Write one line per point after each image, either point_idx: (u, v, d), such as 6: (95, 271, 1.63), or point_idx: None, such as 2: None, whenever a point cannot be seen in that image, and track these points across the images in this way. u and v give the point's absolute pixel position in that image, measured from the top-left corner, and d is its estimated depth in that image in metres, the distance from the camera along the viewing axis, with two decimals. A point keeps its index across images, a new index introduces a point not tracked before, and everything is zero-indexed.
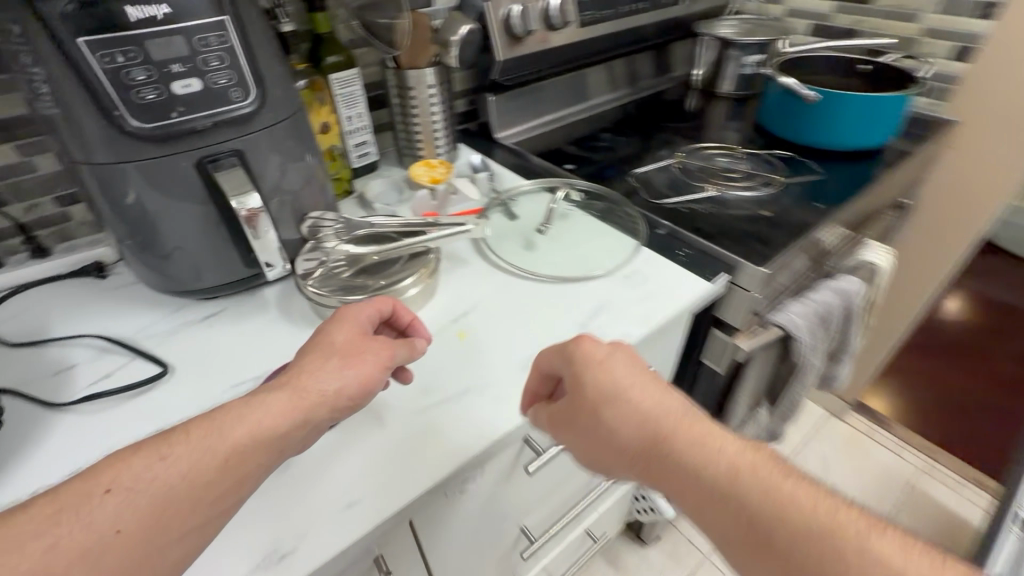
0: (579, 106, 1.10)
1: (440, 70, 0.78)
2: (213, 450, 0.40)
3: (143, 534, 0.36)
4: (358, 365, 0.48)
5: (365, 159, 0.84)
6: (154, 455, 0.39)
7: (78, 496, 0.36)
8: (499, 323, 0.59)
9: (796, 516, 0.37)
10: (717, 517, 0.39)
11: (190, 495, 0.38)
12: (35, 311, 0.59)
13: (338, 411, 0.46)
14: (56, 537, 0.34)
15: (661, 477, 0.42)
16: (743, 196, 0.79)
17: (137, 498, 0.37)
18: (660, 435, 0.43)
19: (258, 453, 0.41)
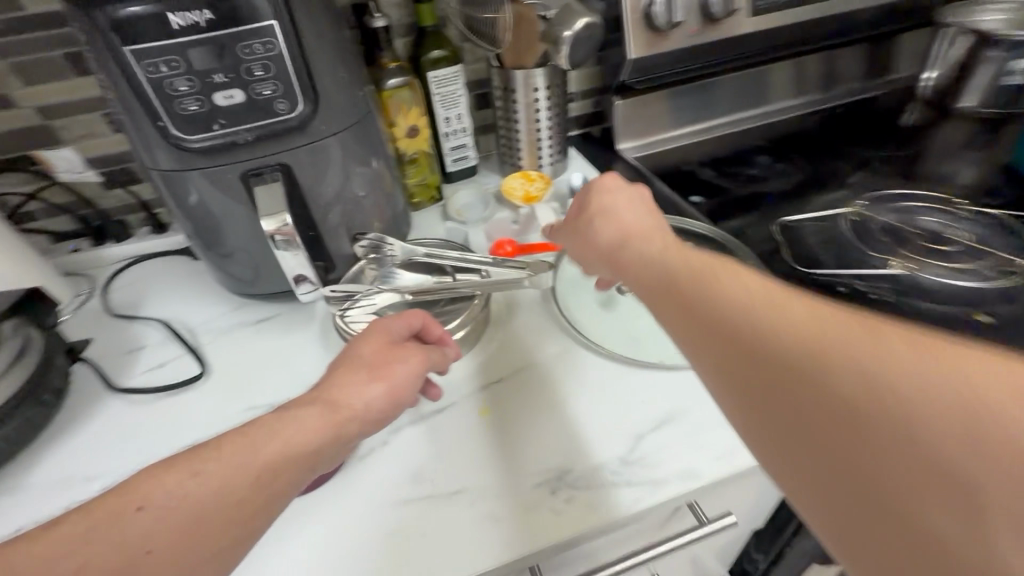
0: (740, 115, 0.87)
1: (550, 71, 0.67)
2: (244, 467, 0.34)
3: (177, 559, 0.31)
4: (389, 378, 0.42)
5: (462, 163, 0.77)
6: (189, 475, 0.33)
7: (109, 514, 0.31)
8: (532, 407, 0.46)
9: (699, 273, 0.32)
10: (665, 315, 0.32)
11: (225, 518, 0.33)
12: (143, 283, 0.66)
13: (367, 429, 0.41)
14: (84, 558, 0.30)
15: (630, 278, 0.37)
16: (952, 282, 0.52)
17: (167, 520, 0.31)
18: (635, 237, 0.39)
19: (291, 471, 0.36)
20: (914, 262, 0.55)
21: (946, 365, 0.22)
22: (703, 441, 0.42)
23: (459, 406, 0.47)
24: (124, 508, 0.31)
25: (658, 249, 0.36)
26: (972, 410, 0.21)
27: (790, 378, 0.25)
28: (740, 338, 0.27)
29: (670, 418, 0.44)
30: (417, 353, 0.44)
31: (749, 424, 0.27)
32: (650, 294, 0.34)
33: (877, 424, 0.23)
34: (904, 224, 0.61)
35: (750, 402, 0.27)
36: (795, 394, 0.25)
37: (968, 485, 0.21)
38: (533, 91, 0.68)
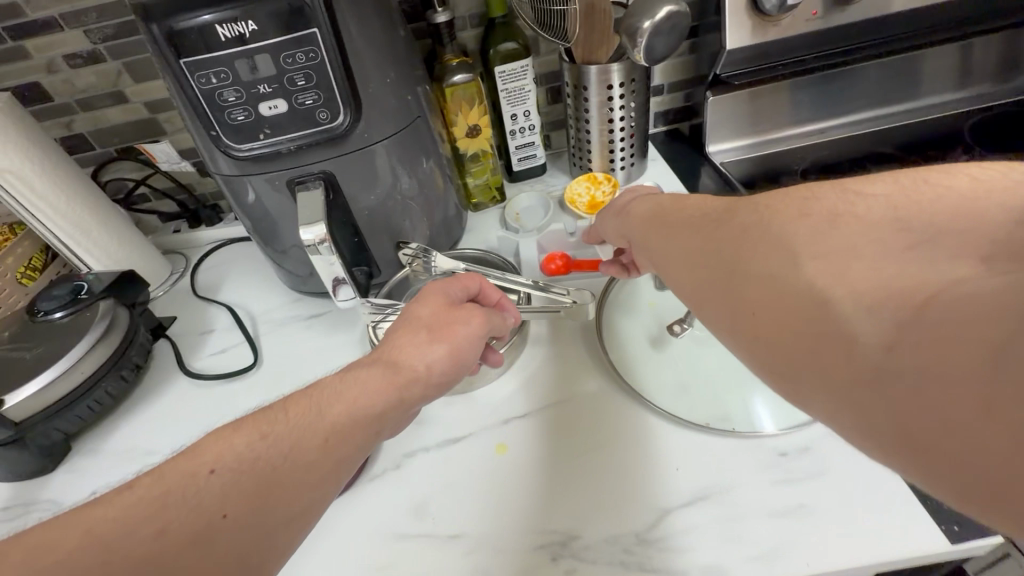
0: (873, 112, 0.71)
1: (627, 67, 0.60)
2: (313, 430, 0.34)
3: (252, 520, 0.31)
4: (448, 343, 0.40)
5: (528, 162, 0.72)
6: (258, 442, 0.33)
7: (182, 479, 0.31)
8: (550, 450, 0.43)
9: (670, 207, 0.38)
10: (643, 233, 0.39)
11: (298, 483, 0.32)
12: (224, 268, 0.71)
13: (430, 393, 0.39)
14: (162, 524, 0.29)
15: (626, 223, 0.43)
16: None
17: (240, 480, 0.31)
18: (638, 197, 0.44)
19: (355, 435, 0.35)
20: None
21: (816, 196, 0.28)
22: (743, 535, 0.36)
23: (476, 437, 0.45)
24: (195, 474, 0.31)
25: (654, 198, 0.42)
26: (827, 208, 0.27)
27: (712, 232, 0.32)
28: (688, 223, 0.35)
29: (707, 494, 0.38)
30: (478, 315, 0.43)
31: (684, 280, 0.32)
32: (637, 224, 0.40)
33: (758, 231, 0.28)
34: None
35: (685, 263, 0.33)
36: (713, 239, 0.31)
37: (818, 252, 0.25)
38: (607, 88, 0.61)
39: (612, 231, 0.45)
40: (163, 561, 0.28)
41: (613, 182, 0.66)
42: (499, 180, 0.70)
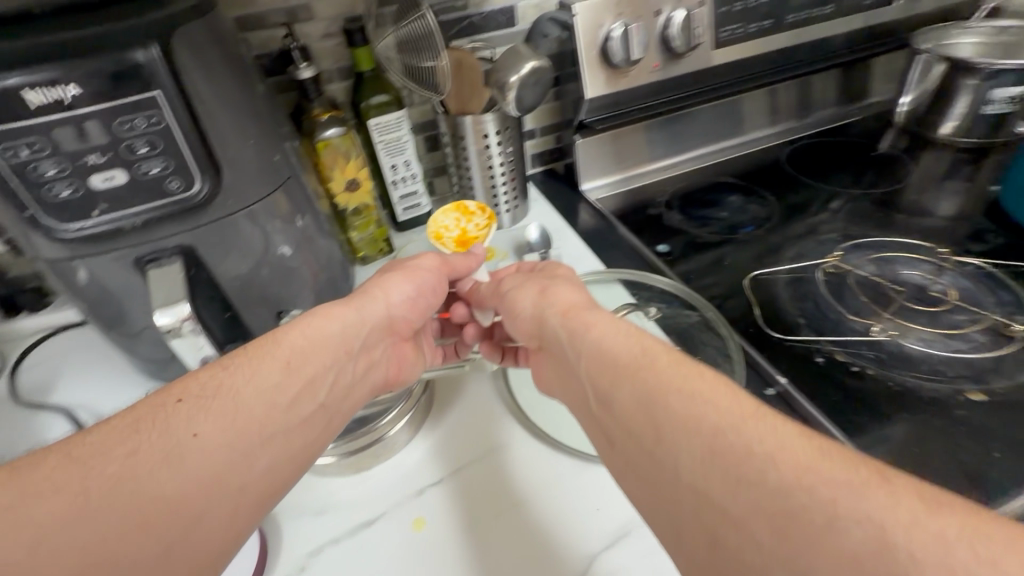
0: (712, 146, 0.82)
1: (500, 116, 0.62)
2: (273, 357, 0.36)
3: (224, 443, 0.31)
4: (403, 279, 0.46)
5: (414, 211, 0.71)
6: (223, 372, 0.34)
7: (150, 408, 0.31)
8: (472, 514, 0.41)
9: (648, 381, 0.30)
10: (596, 370, 0.34)
11: (269, 406, 0.34)
12: (57, 362, 0.59)
13: (394, 317, 0.45)
14: (136, 444, 0.29)
15: (552, 321, 0.40)
16: (937, 351, 0.48)
17: (209, 405, 0.32)
18: (569, 300, 0.41)
19: (324, 354, 0.38)
20: (896, 327, 0.50)
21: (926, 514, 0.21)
22: (663, 565, 0.37)
23: (386, 517, 0.41)
24: (160, 404, 0.31)
25: (592, 309, 0.39)
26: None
27: (784, 525, 0.23)
28: (723, 463, 0.25)
29: (626, 532, 0.39)
30: (424, 258, 0.49)
31: (686, 526, 0.26)
32: (587, 359, 0.35)
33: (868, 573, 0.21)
34: (883, 278, 0.56)
35: (719, 543, 0.25)
36: (786, 541, 0.23)
37: None
38: (484, 137, 0.63)
39: (523, 320, 0.44)
40: (138, 478, 0.28)
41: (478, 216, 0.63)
42: (386, 231, 0.68)
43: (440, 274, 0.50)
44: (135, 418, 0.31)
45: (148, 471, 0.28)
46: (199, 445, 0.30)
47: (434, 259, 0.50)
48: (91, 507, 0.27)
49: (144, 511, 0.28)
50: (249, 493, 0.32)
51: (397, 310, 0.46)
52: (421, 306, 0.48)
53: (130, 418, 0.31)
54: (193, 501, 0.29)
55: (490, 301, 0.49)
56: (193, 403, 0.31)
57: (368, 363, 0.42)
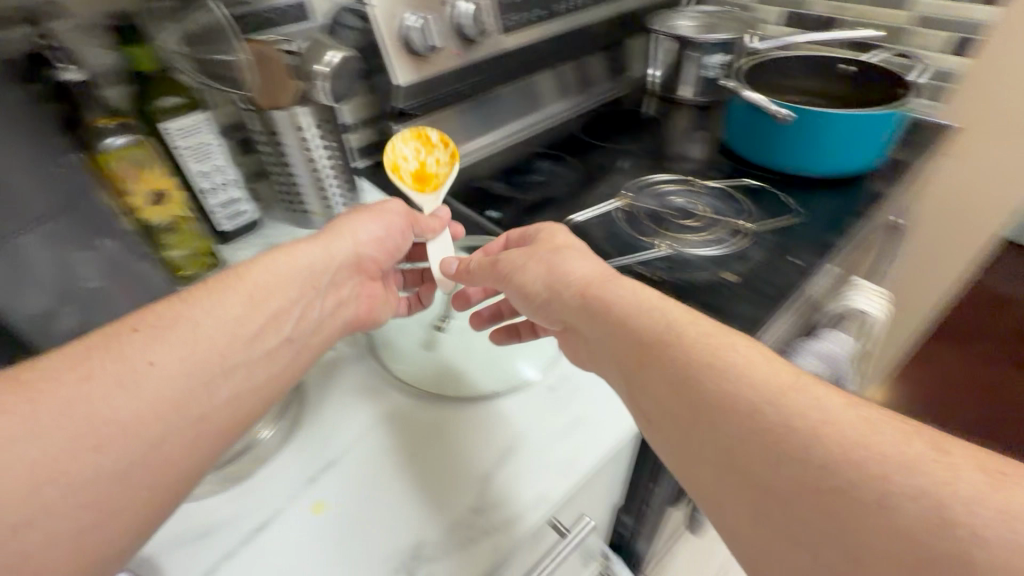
0: (519, 124, 0.92)
1: (316, 109, 0.62)
2: (236, 291, 0.38)
3: (182, 377, 0.33)
4: (373, 218, 0.48)
5: (239, 219, 0.67)
6: (185, 306, 0.35)
7: (102, 338, 0.32)
8: (369, 483, 0.42)
9: (694, 365, 0.34)
10: (620, 350, 0.38)
11: (230, 337, 0.36)
12: None
13: (365, 258, 0.48)
14: (89, 370, 0.30)
15: (570, 302, 0.42)
16: (702, 252, 0.63)
17: (165, 337, 0.33)
18: (584, 277, 0.43)
19: (286, 288, 0.40)
20: (674, 241, 0.64)
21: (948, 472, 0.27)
22: (552, 461, 0.43)
23: (281, 517, 0.40)
24: (114, 336, 0.32)
25: (608, 290, 0.41)
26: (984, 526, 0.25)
27: (828, 499, 0.28)
28: (745, 419, 0.31)
29: (511, 449, 0.44)
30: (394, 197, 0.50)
31: (725, 481, 0.32)
32: (615, 342, 0.38)
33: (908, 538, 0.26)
34: (661, 207, 0.71)
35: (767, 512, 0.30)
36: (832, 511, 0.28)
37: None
38: (299, 130, 0.62)
39: (529, 288, 0.45)
40: (98, 397, 0.30)
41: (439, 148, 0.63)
42: (210, 245, 0.62)
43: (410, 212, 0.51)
44: (87, 347, 0.32)
45: (104, 397, 0.30)
46: (155, 374, 0.32)
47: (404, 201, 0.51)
48: (43, 421, 0.28)
49: (97, 435, 0.29)
50: (214, 421, 0.34)
51: (367, 249, 0.48)
52: (390, 246, 0.50)
53: (83, 345, 0.32)
54: (151, 426, 0.31)
55: (488, 281, 0.48)
56: (148, 334, 0.33)
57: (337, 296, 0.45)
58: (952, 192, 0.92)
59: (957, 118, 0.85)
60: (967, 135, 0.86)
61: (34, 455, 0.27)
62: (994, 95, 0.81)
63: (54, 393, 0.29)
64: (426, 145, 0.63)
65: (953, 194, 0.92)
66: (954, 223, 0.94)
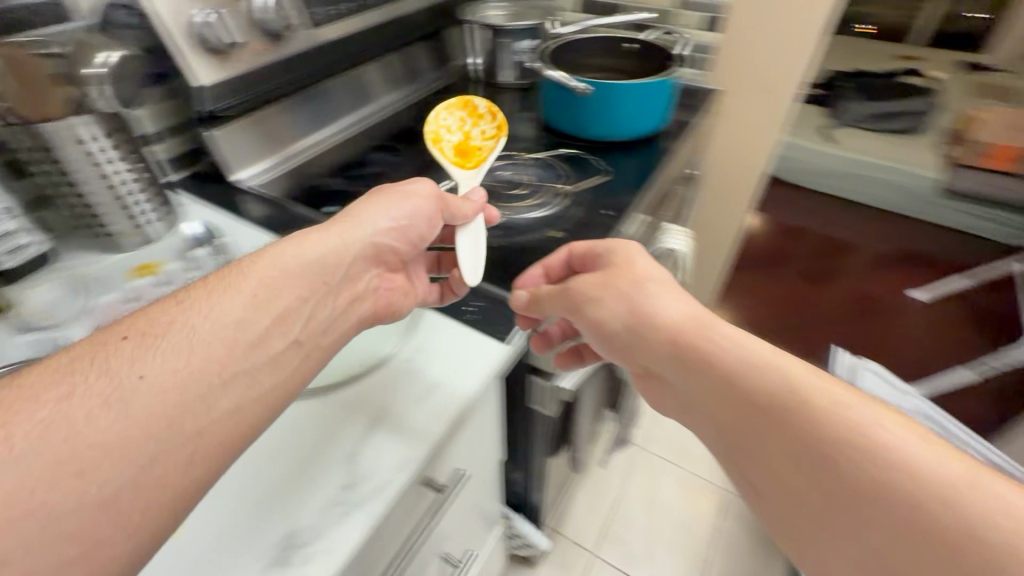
0: (347, 120, 0.91)
1: (101, 118, 0.56)
2: (240, 290, 0.38)
3: (169, 388, 0.32)
4: (395, 201, 0.49)
5: (22, 254, 0.57)
6: (196, 306, 0.36)
7: (93, 346, 0.33)
8: (228, 494, 0.40)
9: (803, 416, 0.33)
10: (719, 405, 0.38)
11: (229, 348, 0.35)
12: None
13: (383, 243, 0.49)
14: (71, 385, 0.30)
15: (659, 350, 0.42)
16: (531, 216, 0.69)
17: (156, 342, 0.33)
18: (672, 321, 0.41)
19: (290, 284, 0.40)
20: (506, 210, 0.70)
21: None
22: (422, 419, 0.46)
23: None
24: (105, 346, 0.33)
25: (707, 338, 0.39)
26: None
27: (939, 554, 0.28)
28: (833, 466, 0.32)
29: (376, 423, 0.45)
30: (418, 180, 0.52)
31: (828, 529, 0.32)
32: (716, 393, 0.38)
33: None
34: (492, 182, 0.77)
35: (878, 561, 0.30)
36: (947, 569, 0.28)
37: None
38: (82, 143, 0.55)
39: (612, 323, 0.46)
40: (74, 415, 0.29)
41: (488, 116, 0.76)
42: None
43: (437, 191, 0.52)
44: (72, 358, 0.32)
45: (91, 418, 0.29)
46: (146, 389, 0.31)
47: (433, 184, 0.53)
48: (20, 454, 0.27)
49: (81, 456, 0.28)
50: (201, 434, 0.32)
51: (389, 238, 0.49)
52: (411, 233, 0.51)
53: (69, 357, 0.32)
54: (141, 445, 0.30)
55: (560, 311, 0.50)
56: (138, 341, 0.33)
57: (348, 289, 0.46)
58: (726, 145, 1.12)
59: (719, 83, 1.04)
60: (728, 96, 1.05)
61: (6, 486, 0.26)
62: (740, 63, 1.00)
63: (22, 417, 0.28)
64: (476, 114, 0.76)
65: (727, 146, 1.12)
66: (732, 170, 1.15)
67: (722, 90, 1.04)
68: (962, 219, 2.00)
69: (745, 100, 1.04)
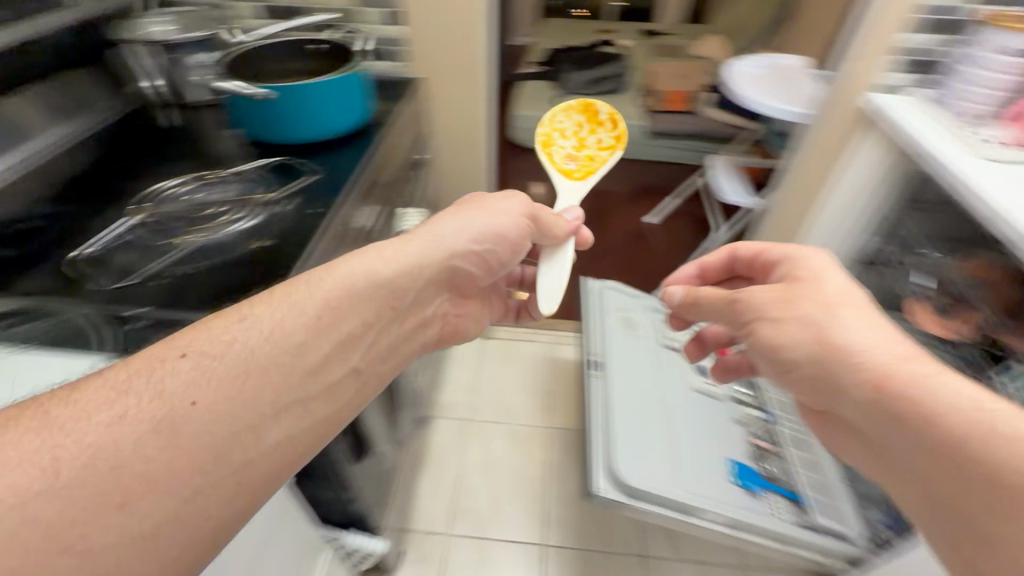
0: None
1: None
2: (298, 316, 0.42)
3: (219, 416, 0.36)
4: (493, 219, 0.66)
5: None
6: (274, 319, 0.41)
7: (151, 361, 0.36)
8: None
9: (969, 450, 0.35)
10: (890, 435, 0.41)
11: (281, 380, 0.40)
12: None
13: (459, 270, 0.64)
14: (124, 407, 0.33)
15: (859, 391, 0.43)
16: (230, 231, 0.67)
17: (212, 365, 0.37)
18: (881, 366, 0.42)
19: (358, 312, 0.47)
20: (201, 233, 0.67)
21: None
22: None
23: None
24: (164, 364, 0.36)
25: (896, 378, 0.41)
26: None
27: None
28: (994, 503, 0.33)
29: None
30: (501, 195, 0.70)
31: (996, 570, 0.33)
32: (888, 417, 0.41)
33: None
34: (186, 207, 0.72)
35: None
36: None
37: None
38: None
39: (787, 345, 0.49)
40: (124, 442, 0.32)
41: (601, 125, 0.91)
42: None
43: (530, 205, 0.71)
44: (132, 371, 0.35)
45: (139, 441, 0.32)
46: (195, 414, 0.35)
47: (524, 198, 0.71)
48: (65, 480, 0.30)
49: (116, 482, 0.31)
50: (237, 462, 0.36)
51: (462, 256, 0.63)
52: (481, 254, 0.65)
53: (128, 371, 0.35)
54: (181, 476, 0.33)
55: (722, 312, 0.57)
56: (195, 361, 0.36)
57: (494, 250, 0.66)
58: (446, 126, 1.21)
59: (419, 71, 1.11)
60: (430, 82, 1.13)
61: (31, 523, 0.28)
62: (430, 51, 1.08)
63: (47, 443, 0.30)
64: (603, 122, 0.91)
65: (447, 127, 1.21)
66: (460, 148, 1.25)
67: (421, 76, 1.12)
68: (665, 152, 2.57)
69: (447, 84, 1.13)
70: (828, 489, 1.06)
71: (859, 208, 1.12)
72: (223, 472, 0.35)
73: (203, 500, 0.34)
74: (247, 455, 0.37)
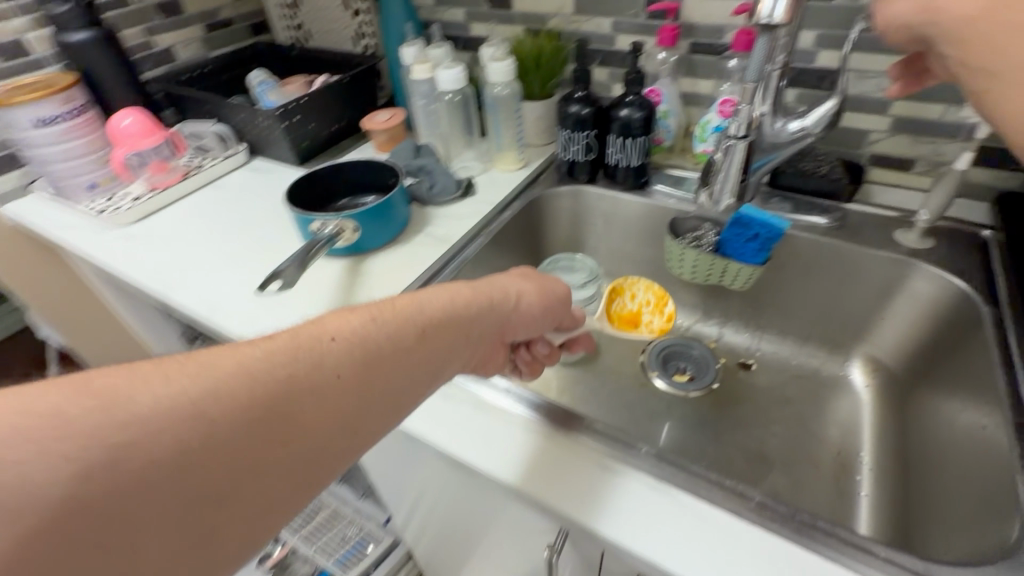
0: None
1: None
2: (413, 322, 0.41)
3: (354, 394, 0.37)
4: (535, 292, 0.50)
5: None
6: (400, 311, 0.41)
7: (312, 335, 0.37)
8: None
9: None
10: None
11: (408, 362, 0.40)
12: None
13: (510, 316, 0.48)
14: (286, 371, 0.34)
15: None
16: None
17: (360, 343, 0.38)
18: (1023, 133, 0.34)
19: (453, 338, 0.43)
20: None
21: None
22: None
23: None
24: (314, 344, 0.36)
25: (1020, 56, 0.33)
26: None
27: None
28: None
29: None
30: (558, 280, 0.53)
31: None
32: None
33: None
34: None
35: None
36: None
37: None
38: None
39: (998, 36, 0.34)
40: (280, 399, 0.34)
41: (665, 316, 0.71)
42: None
43: (569, 300, 0.54)
44: (290, 337, 0.36)
45: (292, 404, 0.34)
46: (331, 387, 0.36)
47: (567, 292, 0.53)
48: (236, 427, 0.32)
49: (284, 422, 0.34)
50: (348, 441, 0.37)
51: (518, 317, 0.49)
52: (531, 321, 0.50)
53: (285, 340, 0.36)
54: (320, 432, 0.35)
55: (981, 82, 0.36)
56: (340, 344, 0.37)
57: (524, 326, 0.50)
58: None
59: None
60: None
61: (227, 444, 0.31)
62: None
63: (227, 388, 0.32)
64: (662, 304, 0.71)
65: None
66: None
67: None
68: None
69: None
70: (350, 532, 1.04)
71: (141, 327, 0.95)
72: (337, 450, 0.36)
73: (319, 472, 0.36)
74: (359, 442, 0.37)
